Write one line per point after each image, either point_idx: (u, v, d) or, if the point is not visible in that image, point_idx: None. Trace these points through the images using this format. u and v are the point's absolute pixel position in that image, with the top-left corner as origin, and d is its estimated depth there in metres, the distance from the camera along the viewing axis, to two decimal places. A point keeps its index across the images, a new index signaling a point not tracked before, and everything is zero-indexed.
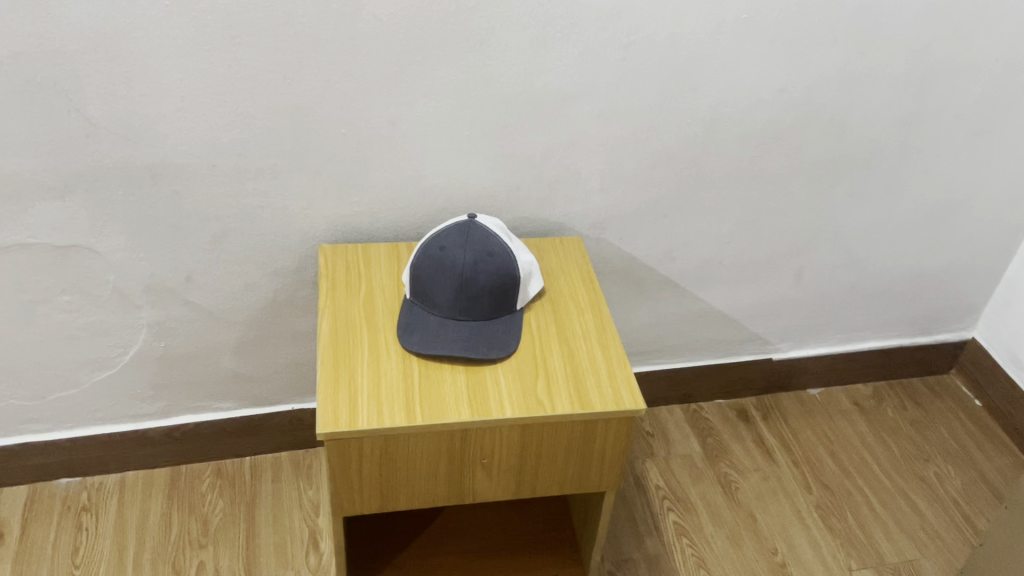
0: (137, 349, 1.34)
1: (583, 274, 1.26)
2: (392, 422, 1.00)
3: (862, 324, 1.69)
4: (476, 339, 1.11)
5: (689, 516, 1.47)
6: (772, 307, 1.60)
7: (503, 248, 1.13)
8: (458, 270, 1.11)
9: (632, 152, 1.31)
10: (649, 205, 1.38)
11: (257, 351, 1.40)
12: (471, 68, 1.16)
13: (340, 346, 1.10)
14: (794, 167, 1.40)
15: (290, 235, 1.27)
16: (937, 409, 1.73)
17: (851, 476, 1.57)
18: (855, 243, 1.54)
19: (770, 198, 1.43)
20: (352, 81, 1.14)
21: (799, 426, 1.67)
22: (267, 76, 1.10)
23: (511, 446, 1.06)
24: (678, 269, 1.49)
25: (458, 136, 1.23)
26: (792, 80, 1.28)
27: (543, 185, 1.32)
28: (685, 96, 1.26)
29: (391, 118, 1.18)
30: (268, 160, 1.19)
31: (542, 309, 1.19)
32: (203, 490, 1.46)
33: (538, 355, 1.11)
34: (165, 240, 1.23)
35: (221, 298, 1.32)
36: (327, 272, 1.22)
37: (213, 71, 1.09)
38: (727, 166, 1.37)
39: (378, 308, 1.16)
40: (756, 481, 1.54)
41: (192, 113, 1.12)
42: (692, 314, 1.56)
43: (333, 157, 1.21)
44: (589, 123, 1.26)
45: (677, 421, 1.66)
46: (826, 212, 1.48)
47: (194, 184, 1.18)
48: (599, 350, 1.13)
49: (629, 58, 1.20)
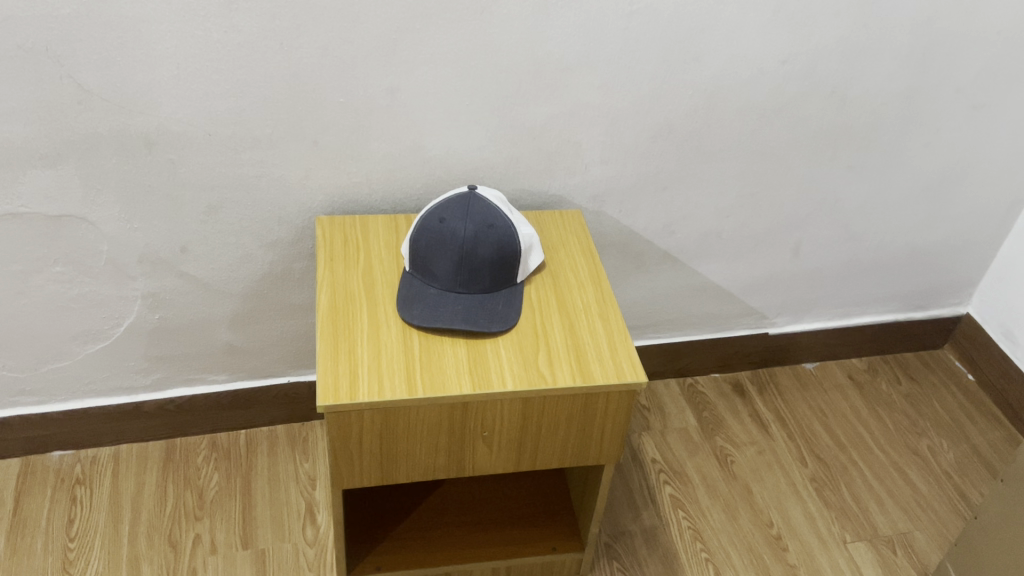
0: (132, 321, 1.33)
1: (583, 248, 1.24)
2: (393, 395, 0.99)
3: (859, 299, 1.69)
4: (477, 312, 1.10)
5: (685, 489, 1.47)
6: (770, 282, 1.60)
7: (504, 220, 1.12)
8: (458, 242, 1.10)
9: (633, 124, 1.30)
10: (649, 177, 1.37)
11: (253, 322, 1.38)
12: (471, 37, 1.14)
13: (339, 318, 1.09)
14: (794, 140, 1.39)
15: (286, 206, 1.26)
16: (930, 383, 1.74)
17: (845, 449, 1.58)
18: (852, 218, 1.53)
19: (770, 170, 1.42)
20: (350, 49, 1.12)
21: (794, 400, 1.67)
22: (264, 42, 1.08)
23: (512, 420, 1.06)
24: (677, 242, 1.48)
25: (458, 106, 1.21)
26: (794, 51, 1.27)
27: (543, 157, 1.30)
28: (686, 67, 1.25)
29: (390, 87, 1.17)
30: (265, 129, 1.17)
31: (542, 282, 1.18)
32: (198, 463, 1.45)
33: (539, 329, 1.10)
34: (160, 210, 1.21)
35: (216, 269, 1.30)
36: (324, 244, 1.20)
37: (209, 38, 1.06)
38: (727, 138, 1.36)
39: (377, 281, 1.15)
40: (751, 455, 1.55)
41: (188, 80, 1.10)
42: (691, 288, 1.56)
43: (331, 126, 1.19)
44: (590, 94, 1.24)
45: (673, 395, 1.65)
46: (825, 185, 1.47)
47: (190, 152, 1.17)
48: (600, 323, 1.12)
49: (631, 27, 1.18)
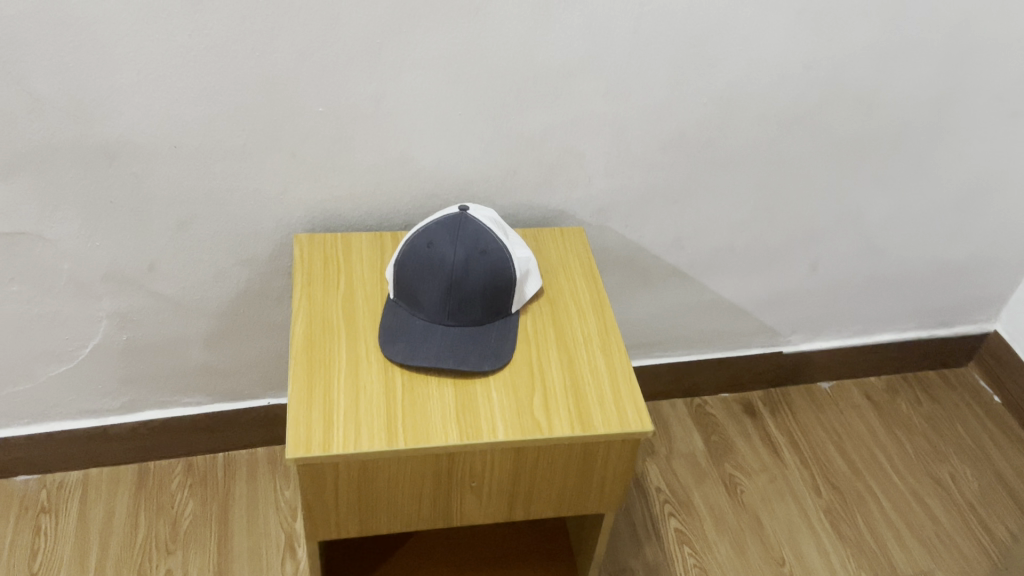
0: (98, 342, 1.22)
1: (585, 272, 1.14)
2: (371, 446, 0.90)
3: (881, 316, 1.57)
4: (467, 348, 1.00)
5: (690, 522, 1.38)
6: (787, 300, 1.48)
7: (497, 244, 1.02)
8: (447, 270, 1.00)
9: (642, 133, 1.19)
10: (658, 189, 1.26)
11: (229, 343, 1.28)
12: (464, 41, 1.03)
13: (316, 354, 0.99)
14: (817, 150, 1.28)
15: (262, 222, 1.15)
16: (953, 403, 1.63)
17: (862, 477, 1.48)
18: (876, 233, 1.42)
19: (789, 182, 1.31)
20: (329, 54, 1.01)
21: (809, 423, 1.56)
22: (234, 46, 0.98)
23: (504, 470, 0.96)
24: (687, 258, 1.37)
25: (450, 115, 1.10)
26: (820, 56, 1.16)
27: (543, 168, 1.20)
28: (700, 72, 1.14)
29: (374, 94, 1.06)
30: (237, 140, 1.06)
31: (539, 312, 1.07)
32: (172, 489, 1.35)
33: (535, 366, 1.00)
34: (125, 226, 1.11)
35: (188, 287, 1.19)
36: (302, 265, 1.10)
37: (173, 41, 0.96)
38: (743, 148, 1.25)
39: (359, 310, 1.05)
40: (762, 482, 1.45)
41: (150, 87, 0.99)
42: (702, 305, 1.45)
43: (310, 136, 1.08)
44: (595, 101, 1.14)
45: (679, 416, 1.55)
46: (849, 198, 1.36)
47: (155, 165, 1.06)
48: (603, 360, 1.02)
49: (640, 30, 1.07)
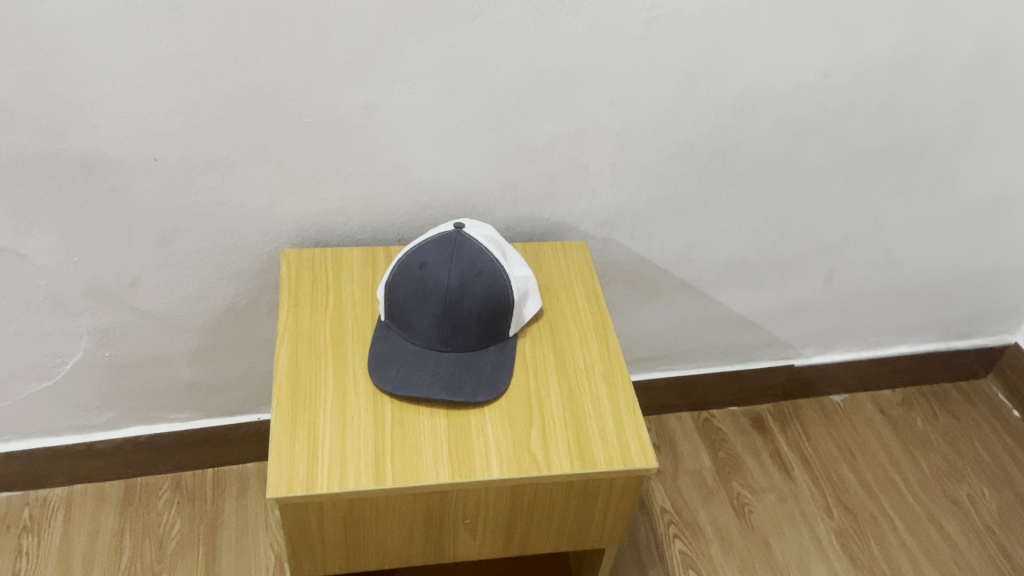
0: (79, 359, 1.17)
1: (587, 292, 1.08)
2: (357, 485, 0.85)
3: (897, 328, 1.51)
4: (462, 376, 0.95)
5: (697, 545, 1.33)
6: (799, 313, 1.42)
7: (494, 266, 0.97)
8: (441, 293, 0.94)
9: (649, 143, 1.13)
10: (665, 201, 1.20)
11: (217, 359, 1.23)
12: (461, 48, 0.97)
13: (301, 383, 0.94)
14: (833, 160, 1.22)
15: (249, 236, 1.10)
16: (971, 419, 1.58)
17: (876, 497, 1.42)
18: (894, 245, 1.36)
19: (804, 193, 1.25)
20: (318, 62, 0.95)
21: (820, 438, 1.51)
22: (215, 55, 0.92)
23: (499, 507, 0.91)
24: (695, 270, 1.31)
25: (447, 125, 1.04)
26: (839, 63, 1.09)
27: (545, 180, 1.14)
28: (712, 80, 1.07)
29: (365, 104, 1.00)
30: (221, 152, 1.01)
31: (538, 336, 1.02)
32: (159, 507, 1.31)
33: (533, 396, 0.95)
34: (104, 241, 1.06)
35: (172, 303, 1.14)
36: (289, 284, 1.05)
37: (150, 50, 0.90)
38: (756, 158, 1.18)
39: (348, 334, 1.00)
40: (771, 503, 1.40)
41: (127, 98, 0.94)
42: (711, 318, 1.39)
43: (298, 149, 1.03)
44: (599, 111, 1.08)
45: (686, 431, 1.50)
46: (866, 209, 1.29)
47: (134, 178, 1.01)
48: (605, 389, 0.97)
49: (649, 36, 1.01)
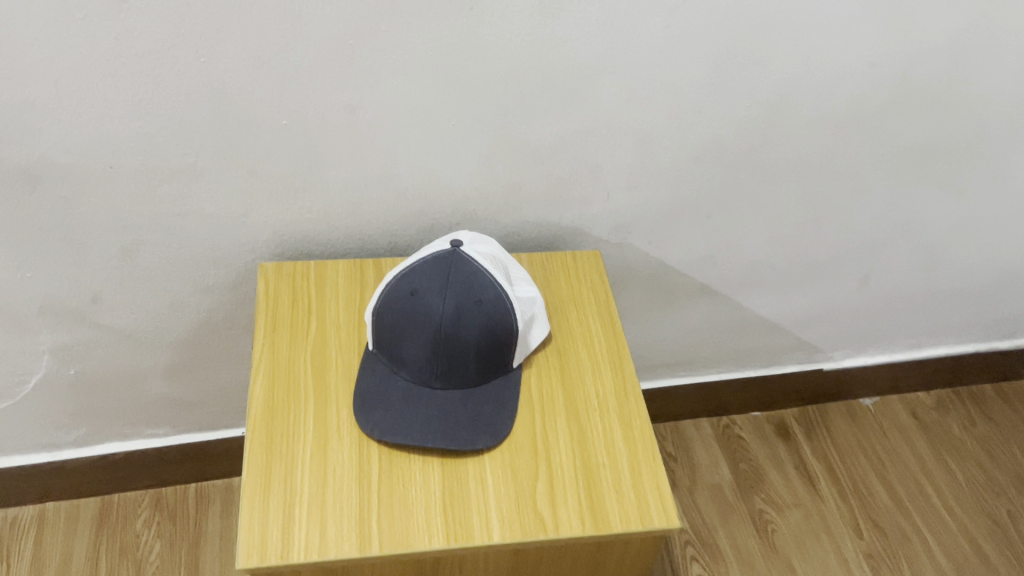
0: (42, 377, 1.07)
1: (601, 311, 0.96)
2: (338, 552, 0.75)
3: (934, 330, 1.39)
4: (459, 418, 0.83)
5: (716, 568, 1.23)
6: (830, 316, 1.31)
7: (495, 292, 0.85)
8: (434, 324, 0.83)
9: (671, 142, 1.00)
10: (688, 203, 1.08)
11: (194, 373, 1.13)
12: (457, 41, 0.84)
13: (278, 425, 0.83)
14: (876, 156, 1.09)
15: (223, 247, 0.99)
16: (1011, 424, 1.47)
17: (908, 513, 1.33)
18: (937, 245, 1.24)
19: (841, 191, 1.12)
20: (291, 58, 0.82)
21: (848, 447, 1.41)
22: (172, 51, 0.79)
23: (501, 569, 0.81)
24: (719, 275, 1.19)
25: (442, 126, 0.92)
26: (889, 51, 0.96)
27: (553, 183, 1.01)
28: (744, 73, 0.94)
29: (348, 104, 0.87)
30: (185, 158, 0.89)
31: (545, 366, 0.91)
32: (137, 527, 1.23)
33: (538, 440, 0.84)
34: (59, 256, 0.94)
35: (141, 318, 1.03)
36: (266, 304, 0.93)
37: (96, 47, 0.77)
38: (790, 156, 1.06)
39: (332, 366, 0.89)
40: (795, 520, 1.30)
41: (74, 101, 0.81)
42: (734, 323, 1.28)
43: (273, 153, 0.90)
44: (615, 107, 0.95)
45: (704, 439, 1.40)
46: (909, 207, 1.17)
47: (88, 188, 0.89)
48: (620, 431, 0.86)
49: (673, 25, 0.87)
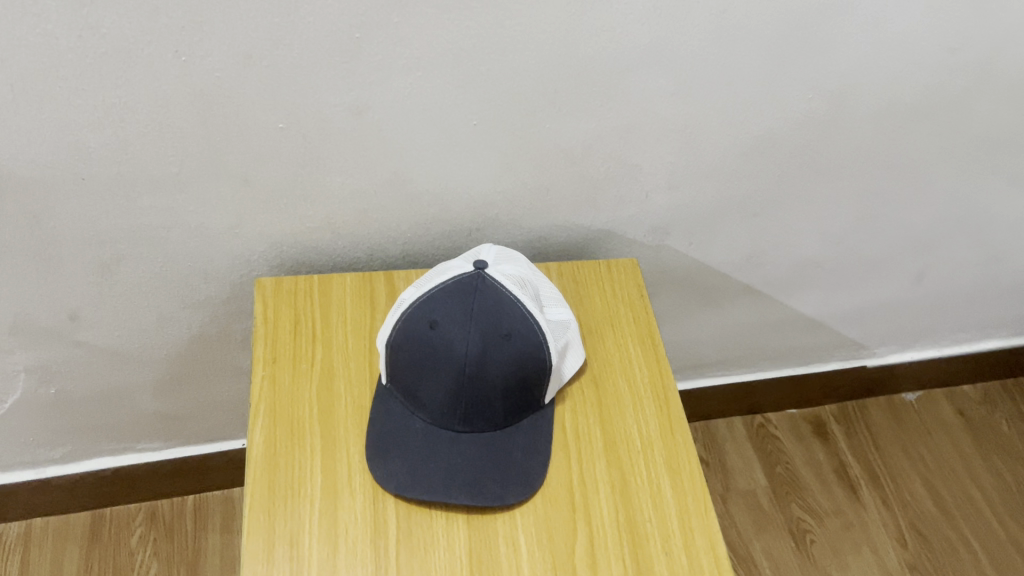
0: (20, 396, 0.97)
1: (641, 332, 0.86)
2: None
3: (987, 323, 1.29)
4: (485, 467, 0.73)
5: None
6: (877, 312, 1.21)
7: (525, 322, 0.74)
8: (457, 362, 0.72)
9: (719, 140, 0.88)
10: (733, 203, 0.97)
11: (187, 389, 1.04)
12: (481, 32, 0.72)
13: (281, 477, 0.74)
14: (944, 148, 0.97)
15: (214, 260, 0.88)
16: None
17: (953, 521, 1.27)
18: (1002, 240, 1.13)
19: (903, 186, 1.01)
20: (287, 55, 0.70)
21: (890, 448, 1.35)
22: (147, 48, 0.67)
23: None
24: (762, 275, 1.09)
25: (461, 127, 0.80)
26: (973, 35, 0.83)
27: (585, 185, 0.90)
28: (808, 62, 0.82)
29: (354, 105, 0.75)
30: (168, 167, 0.77)
31: (581, 401, 0.80)
32: (131, 545, 1.19)
33: (576, 491, 0.75)
34: (28, 275, 0.84)
35: (125, 335, 0.94)
36: (265, 328, 0.83)
37: (55, 45, 0.65)
38: (850, 151, 0.94)
39: (340, 404, 0.79)
40: (834, 530, 1.25)
41: (33, 106, 0.69)
42: (774, 321, 1.18)
43: (269, 159, 0.79)
44: (659, 102, 0.82)
45: (737, 441, 1.34)
46: (975, 201, 1.05)
47: (56, 201, 0.77)
48: (666, 479, 0.76)
49: (732, 10, 0.75)
